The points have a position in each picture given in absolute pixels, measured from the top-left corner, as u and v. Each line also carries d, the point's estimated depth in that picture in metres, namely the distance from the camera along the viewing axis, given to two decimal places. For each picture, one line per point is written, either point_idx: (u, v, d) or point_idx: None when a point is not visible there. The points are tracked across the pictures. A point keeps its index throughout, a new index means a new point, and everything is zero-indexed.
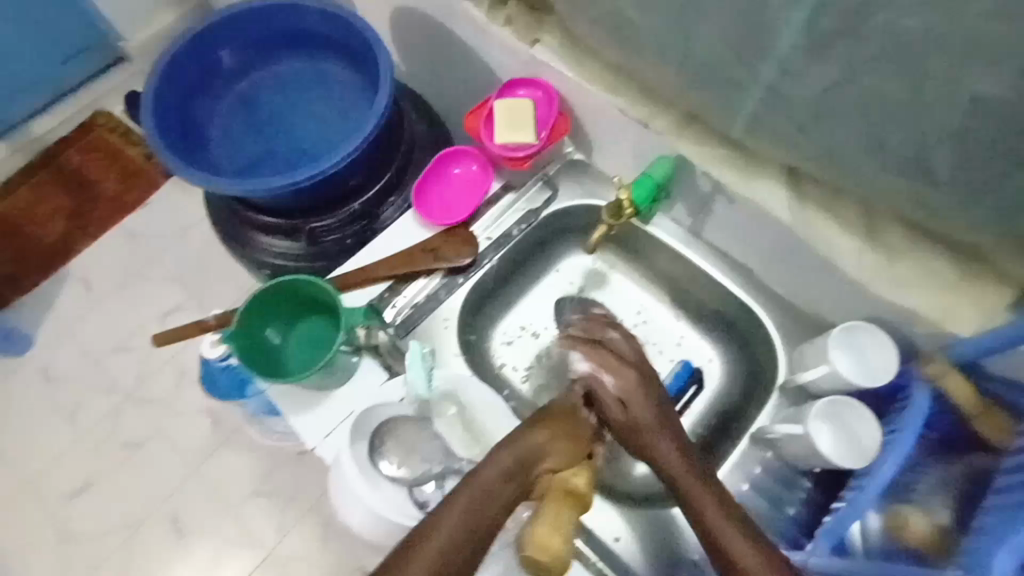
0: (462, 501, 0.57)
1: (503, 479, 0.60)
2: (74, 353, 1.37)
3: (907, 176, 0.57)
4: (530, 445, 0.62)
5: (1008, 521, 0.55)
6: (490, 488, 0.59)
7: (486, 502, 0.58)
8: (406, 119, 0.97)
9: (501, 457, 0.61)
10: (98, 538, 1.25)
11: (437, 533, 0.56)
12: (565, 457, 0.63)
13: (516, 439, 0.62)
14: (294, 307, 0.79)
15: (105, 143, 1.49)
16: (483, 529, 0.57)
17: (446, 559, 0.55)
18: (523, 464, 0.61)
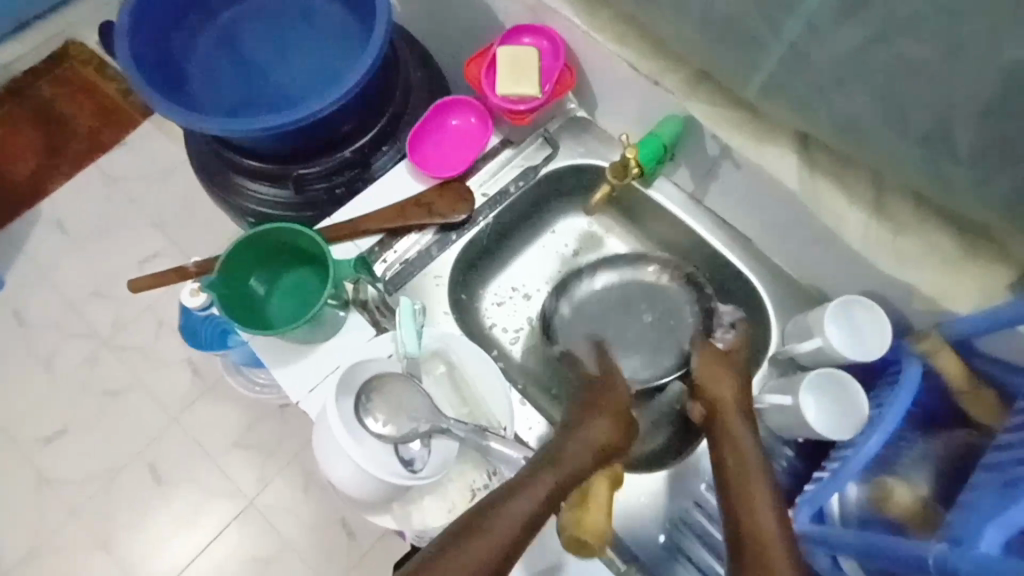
0: (537, 489, 0.58)
1: (583, 470, 0.61)
2: (49, 296, 1.32)
3: (927, 148, 0.54)
4: (606, 430, 0.64)
5: (998, 492, 0.50)
6: (567, 475, 0.60)
7: (563, 483, 0.59)
8: (403, 63, 0.91)
9: (581, 451, 0.61)
10: (76, 484, 1.23)
11: (501, 518, 0.55)
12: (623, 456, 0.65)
13: (588, 424, 0.64)
14: (278, 258, 0.76)
15: (78, 77, 1.43)
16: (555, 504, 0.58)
17: (501, 544, 0.54)
18: (601, 451, 0.62)
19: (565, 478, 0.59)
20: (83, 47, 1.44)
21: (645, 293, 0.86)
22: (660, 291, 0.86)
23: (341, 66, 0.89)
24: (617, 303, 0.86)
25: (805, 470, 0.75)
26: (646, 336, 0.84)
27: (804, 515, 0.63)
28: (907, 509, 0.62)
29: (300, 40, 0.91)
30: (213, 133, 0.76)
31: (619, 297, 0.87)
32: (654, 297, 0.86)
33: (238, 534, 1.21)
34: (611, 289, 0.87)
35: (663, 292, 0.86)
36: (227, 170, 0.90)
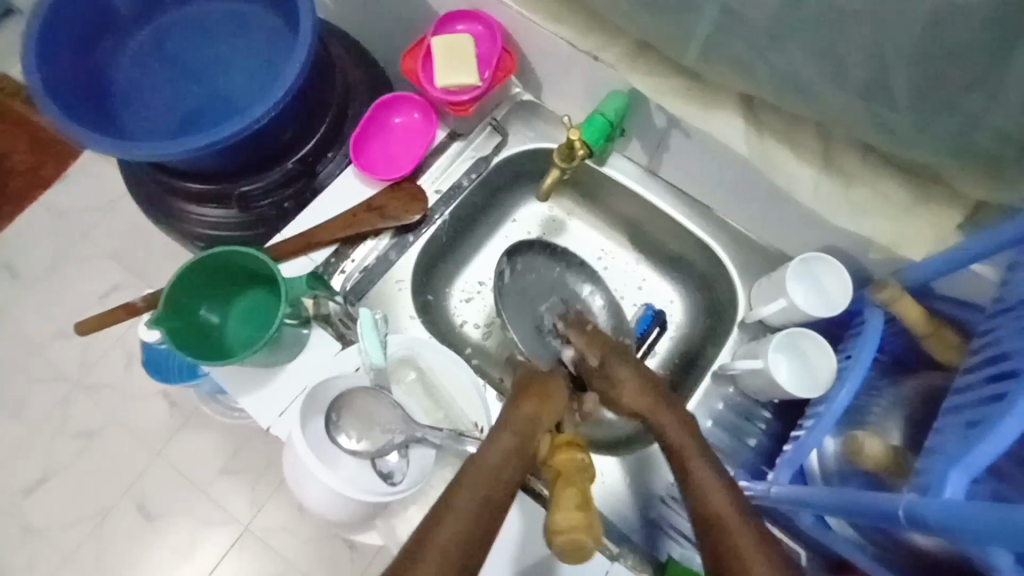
0: (471, 484, 0.55)
1: (506, 456, 0.58)
2: (7, 344, 1.27)
3: (867, 98, 0.54)
4: (522, 419, 0.62)
5: (959, 436, 0.51)
6: (495, 467, 0.57)
7: (495, 475, 0.57)
8: (337, 64, 0.88)
9: (502, 438, 0.59)
10: (63, 531, 1.20)
11: (445, 524, 0.52)
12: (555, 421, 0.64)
13: (505, 416, 0.62)
14: (227, 283, 0.74)
15: (7, 111, 1.35)
16: (497, 497, 0.55)
17: (454, 553, 0.51)
18: (522, 439, 0.60)
19: (496, 470, 0.57)
20: (7, 78, 1.36)
21: (554, 291, 0.86)
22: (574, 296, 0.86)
23: (273, 75, 0.86)
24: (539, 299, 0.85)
25: (783, 430, 0.76)
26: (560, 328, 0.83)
27: (784, 476, 0.65)
28: (877, 457, 0.61)
29: (227, 51, 0.87)
30: (143, 160, 0.72)
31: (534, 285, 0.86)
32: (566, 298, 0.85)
33: (237, 561, 1.20)
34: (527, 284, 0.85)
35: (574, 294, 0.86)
36: (167, 196, 0.86)
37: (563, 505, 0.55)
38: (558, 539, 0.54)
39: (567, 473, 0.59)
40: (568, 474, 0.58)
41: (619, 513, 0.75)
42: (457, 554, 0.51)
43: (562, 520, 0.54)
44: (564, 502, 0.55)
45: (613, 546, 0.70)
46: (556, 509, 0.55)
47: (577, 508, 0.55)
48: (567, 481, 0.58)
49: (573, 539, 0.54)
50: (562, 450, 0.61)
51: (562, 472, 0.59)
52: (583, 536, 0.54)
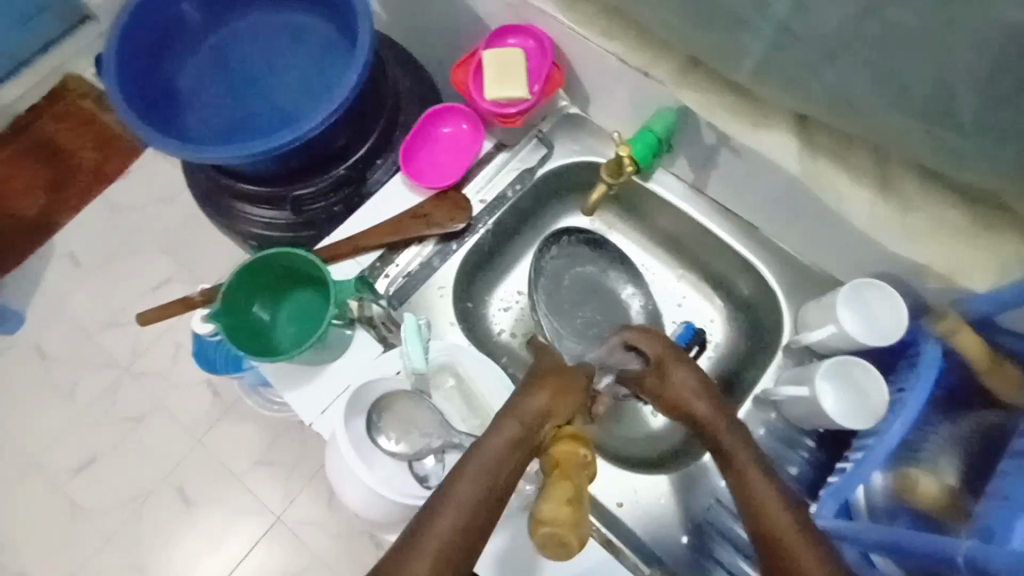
0: (472, 475, 0.52)
1: (510, 448, 0.54)
2: (67, 329, 1.35)
3: (929, 120, 0.52)
4: (532, 409, 0.57)
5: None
6: (495, 459, 0.53)
7: (496, 467, 0.53)
8: (390, 74, 0.90)
9: (506, 425, 0.55)
10: (107, 510, 1.26)
11: (443, 516, 0.50)
12: (567, 412, 0.59)
13: (514, 402, 0.57)
14: (280, 283, 0.77)
15: (78, 110, 1.44)
16: (496, 493, 0.52)
17: (451, 549, 0.49)
18: (529, 427, 0.56)
19: (498, 460, 0.53)
20: (81, 80, 1.45)
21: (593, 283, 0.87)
22: (612, 298, 0.87)
23: (329, 84, 0.89)
24: (573, 297, 0.86)
25: (828, 459, 0.74)
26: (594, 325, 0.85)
27: (827, 510, 0.63)
28: (933, 498, 0.60)
29: (286, 61, 0.90)
30: (206, 162, 0.76)
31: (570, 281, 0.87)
32: (604, 300, 0.87)
33: (267, 550, 1.23)
34: (558, 277, 0.86)
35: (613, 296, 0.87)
36: (224, 196, 0.90)
37: (552, 497, 0.50)
38: (541, 531, 0.49)
39: (566, 470, 0.54)
40: (565, 467, 0.54)
41: (653, 535, 0.73)
42: (453, 554, 0.49)
43: (548, 511, 0.50)
44: (556, 494, 0.51)
45: (643, 564, 0.71)
46: (544, 499, 0.51)
47: (567, 502, 0.50)
48: (562, 475, 0.54)
49: (558, 535, 0.50)
50: (564, 443, 0.56)
51: (560, 463, 0.55)
52: (569, 533, 0.49)
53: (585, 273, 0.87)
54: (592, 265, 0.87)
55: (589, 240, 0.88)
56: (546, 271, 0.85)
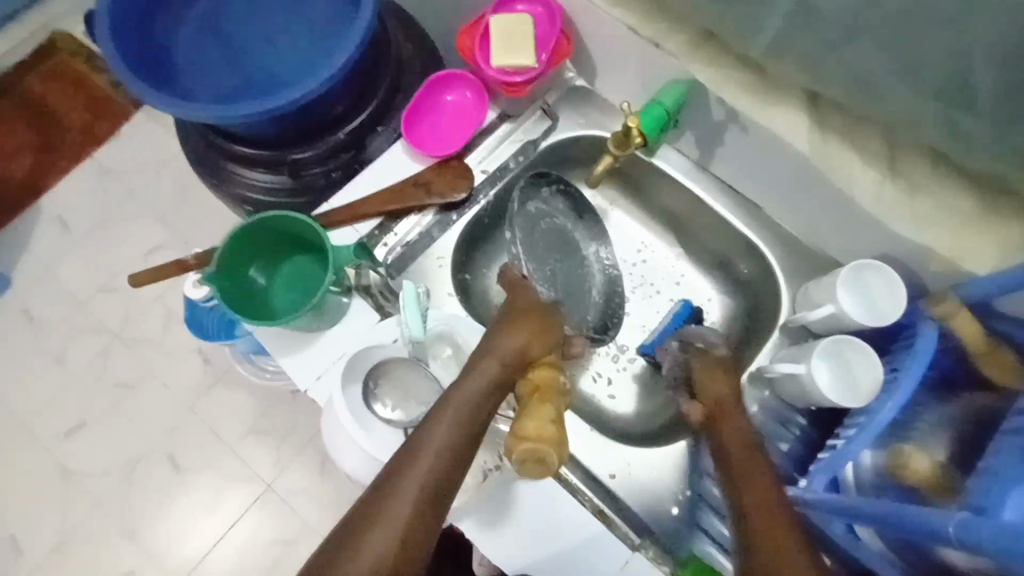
0: (450, 414, 0.57)
1: (486, 390, 0.60)
2: (57, 293, 1.33)
3: (943, 101, 0.52)
4: (511, 347, 0.62)
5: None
6: (474, 403, 0.58)
7: (475, 408, 0.58)
8: (393, 38, 0.88)
9: (487, 366, 0.61)
10: (97, 475, 1.25)
11: (422, 459, 0.54)
12: (541, 351, 0.64)
13: (492, 345, 0.63)
14: (275, 248, 0.75)
15: (67, 68, 1.40)
16: (473, 432, 0.57)
17: (429, 484, 0.53)
18: (507, 367, 0.61)
19: (479, 399, 0.58)
20: (70, 37, 1.41)
21: (566, 235, 0.87)
22: (576, 252, 0.87)
23: (328, 46, 0.87)
24: (545, 245, 0.85)
25: (819, 439, 0.75)
26: (560, 276, 0.85)
27: (817, 483, 0.64)
28: (923, 472, 0.61)
29: (284, 22, 0.88)
30: (203, 122, 0.74)
31: (544, 226, 0.86)
32: (570, 255, 0.87)
33: (257, 519, 1.23)
34: (535, 223, 0.85)
35: (581, 252, 0.88)
36: (219, 158, 0.88)
37: (536, 417, 0.59)
38: (523, 446, 0.57)
39: (545, 393, 0.61)
40: (545, 390, 0.62)
41: (642, 507, 0.74)
42: (433, 491, 0.53)
43: (534, 428, 0.58)
44: (539, 415, 0.59)
45: (635, 536, 0.71)
46: (529, 418, 0.59)
47: (550, 422, 0.59)
48: (543, 396, 0.61)
49: (539, 449, 0.57)
50: (541, 368, 0.63)
51: (539, 387, 0.62)
52: (549, 449, 0.58)
53: (554, 225, 0.87)
54: (562, 217, 0.87)
55: (564, 193, 0.88)
56: (524, 213, 0.84)
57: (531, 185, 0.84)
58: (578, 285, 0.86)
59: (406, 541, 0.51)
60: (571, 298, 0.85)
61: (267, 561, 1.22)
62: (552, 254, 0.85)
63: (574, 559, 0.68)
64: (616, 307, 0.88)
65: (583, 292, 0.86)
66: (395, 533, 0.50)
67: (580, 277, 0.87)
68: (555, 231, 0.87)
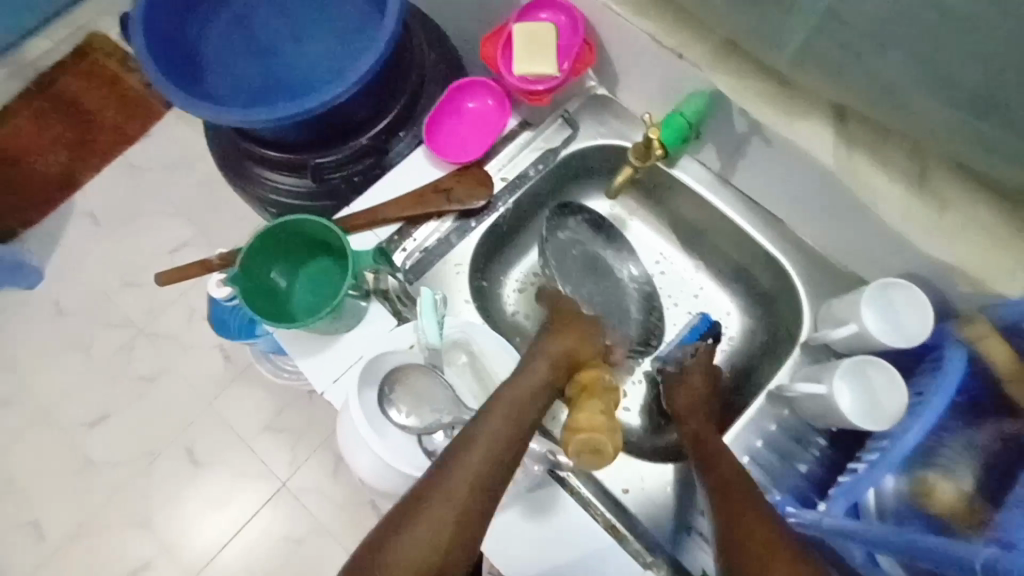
0: (504, 408, 0.60)
1: (536, 389, 0.63)
2: (86, 286, 1.36)
3: (976, 116, 0.50)
4: (558, 351, 0.68)
5: None
6: (524, 400, 0.62)
7: (525, 406, 0.61)
8: (417, 45, 0.89)
9: (536, 369, 0.65)
10: (118, 465, 1.28)
11: (477, 446, 0.56)
12: (588, 354, 0.70)
13: (539, 349, 0.68)
14: (297, 250, 0.76)
15: (100, 67, 1.43)
16: (525, 426, 0.60)
17: (482, 473, 0.55)
18: (556, 369, 0.66)
19: (529, 394, 0.62)
20: (105, 38, 1.44)
21: (599, 262, 0.89)
22: (611, 274, 0.89)
23: (353, 51, 0.88)
24: (577, 271, 0.87)
25: (840, 460, 0.73)
26: (598, 298, 0.86)
27: (838, 507, 0.64)
28: (948, 503, 0.59)
29: (311, 28, 0.89)
30: (231, 125, 0.76)
31: (577, 252, 0.88)
32: (605, 277, 0.88)
33: (270, 515, 1.25)
34: (566, 251, 0.87)
35: (615, 274, 0.89)
36: (245, 159, 0.90)
37: (587, 408, 0.62)
38: (577, 437, 0.60)
39: (593, 390, 0.66)
40: (592, 387, 0.66)
41: (655, 524, 0.73)
42: (488, 477, 0.55)
43: (585, 419, 0.61)
44: (588, 408, 0.63)
45: (647, 553, 0.70)
46: (580, 412, 0.62)
47: (600, 412, 0.62)
48: (591, 393, 0.65)
49: (594, 437, 0.60)
50: (587, 369, 0.68)
51: (586, 386, 0.67)
52: (602, 438, 0.60)
53: (586, 252, 0.89)
54: (592, 244, 0.89)
55: (592, 223, 0.89)
56: (554, 242, 0.86)
57: (559, 216, 0.87)
58: (617, 303, 0.87)
59: (462, 520, 0.52)
60: (611, 316, 0.86)
61: (279, 557, 1.23)
62: (590, 277, 0.88)
63: (577, 568, 0.68)
64: (656, 321, 0.88)
65: (622, 312, 0.87)
66: (453, 511, 0.52)
67: (617, 297, 0.88)
68: (588, 257, 0.88)
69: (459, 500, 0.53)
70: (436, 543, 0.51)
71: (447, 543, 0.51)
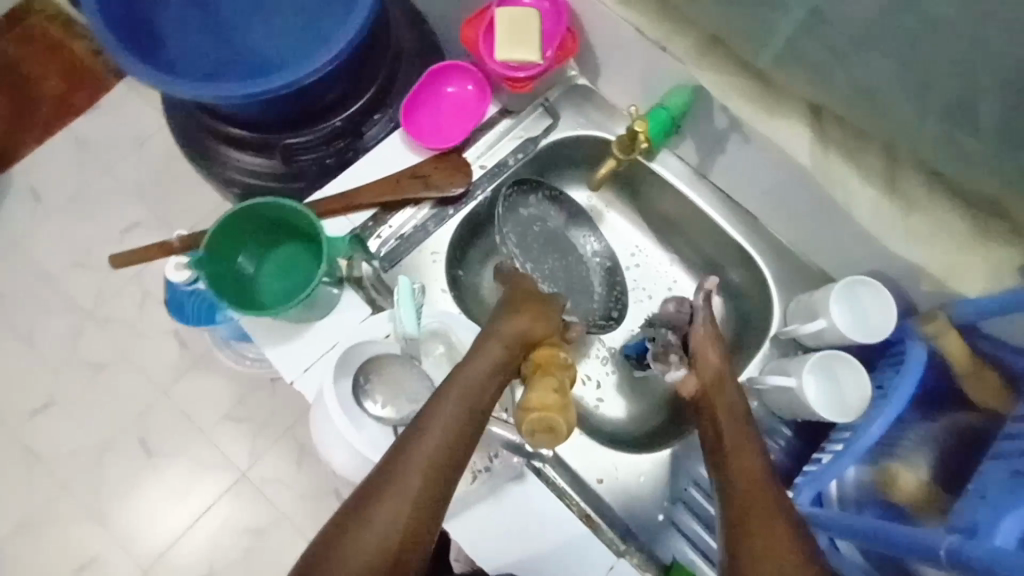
0: (458, 391, 0.59)
1: (491, 371, 0.62)
2: (27, 267, 1.28)
3: (948, 121, 0.52)
4: (516, 330, 0.65)
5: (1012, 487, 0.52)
6: (480, 381, 0.61)
7: (482, 388, 0.60)
8: (393, 27, 0.86)
9: (491, 349, 0.63)
10: (63, 457, 1.21)
11: (431, 433, 0.56)
12: (544, 331, 0.67)
13: (496, 327, 0.66)
14: (266, 235, 0.73)
15: (44, 34, 1.36)
16: (480, 408, 0.59)
17: (435, 465, 0.55)
18: (510, 350, 0.64)
19: (483, 379, 0.61)
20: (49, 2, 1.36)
21: (560, 239, 0.88)
22: (572, 249, 0.88)
23: (326, 30, 0.84)
24: (539, 247, 0.86)
25: (804, 449, 0.76)
26: (560, 274, 0.86)
27: (804, 498, 0.65)
28: (911, 493, 0.62)
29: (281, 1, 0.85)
30: (193, 99, 0.71)
31: (541, 232, 0.87)
32: (567, 253, 0.88)
33: (230, 506, 1.21)
34: (528, 227, 0.86)
35: (577, 250, 0.88)
36: (208, 138, 0.85)
37: (540, 389, 0.60)
38: (531, 415, 0.59)
39: (548, 368, 0.64)
40: (548, 365, 0.64)
41: (628, 512, 0.74)
42: (442, 465, 0.55)
43: (538, 398, 0.59)
44: (543, 386, 0.61)
45: (620, 541, 0.70)
46: (533, 390, 0.61)
47: (553, 391, 0.60)
48: (545, 371, 0.63)
49: (547, 417, 0.58)
50: (543, 347, 0.66)
51: (541, 364, 0.64)
52: (556, 416, 0.59)
53: (548, 228, 0.88)
54: (553, 221, 0.88)
55: (553, 199, 0.87)
56: (514, 218, 0.84)
57: (519, 194, 0.84)
58: (579, 279, 0.87)
59: (417, 513, 0.54)
60: (574, 292, 0.86)
61: (238, 550, 1.19)
62: (551, 253, 0.87)
63: (554, 559, 0.68)
64: (619, 295, 0.88)
65: (583, 290, 0.87)
66: (405, 505, 0.53)
67: (579, 272, 0.88)
68: (550, 236, 0.87)
69: (412, 495, 0.54)
70: (392, 536, 0.52)
71: (401, 538, 0.53)
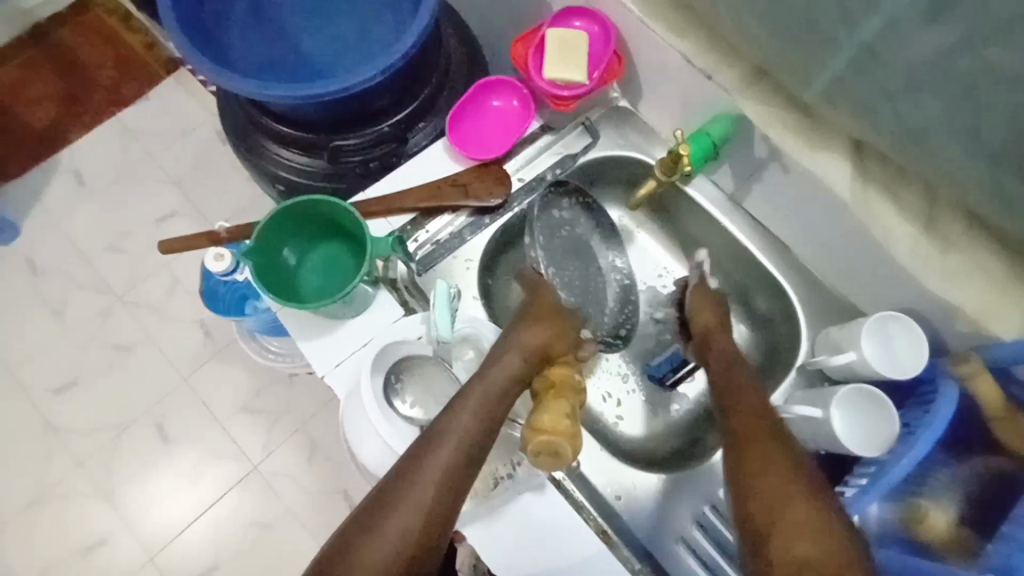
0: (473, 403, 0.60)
1: (509, 383, 0.63)
2: (65, 247, 1.32)
3: (995, 164, 0.52)
4: (536, 343, 0.67)
5: None
6: (498, 392, 0.62)
7: (498, 399, 0.62)
8: (445, 40, 0.89)
9: (509, 361, 0.65)
10: (82, 434, 1.24)
11: (447, 442, 0.57)
12: (562, 347, 0.69)
13: (514, 338, 0.67)
14: (309, 232, 0.75)
15: (102, 25, 1.42)
16: (495, 419, 0.61)
17: (450, 471, 0.56)
18: (529, 362, 0.65)
19: (501, 389, 0.62)
20: None
21: (584, 249, 0.86)
22: (593, 261, 0.86)
23: (381, 40, 0.87)
24: (563, 253, 0.84)
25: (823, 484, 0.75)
26: (577, 284, 0.84)
27: None
28: (940, 531, 0.63)
29: (341, 10, 0.88)
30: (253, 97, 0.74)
31: (568, 240, 0.84)
32: (588, 263, 0.86)
33: (239, 497, 1.22)
34: (556, 230, 0.83)
35: (598, 262, 0.87)
36: (259, 134, 0.88)
37: (551, 411, 0.61)
38: (536, 438, 0.60)
39: (560, 389, 0.65)
40: (560, 387, 0.65)
41: (643, 531, 0.74)
42: (457, 473, 0.56)
43: (548, 421, 0.60)
44: (554, 410, 0.61)
45: (636, 560, 0.71)
46: (544, 412, 0.61)
47: (564, 416, 0.61)
48: (559, 393, 0.64)
49: (553, 441, 0.59)
50: (558, 366, 0.68)
51: (556, 383, 0.66)
52: (563, 441, 0.60)
53: (575, 235, 0.85)
54: (581, 228, 0.86)
55: (584, 205, 0.85)
56: (545, 219, 0.82)
57: (553, 195, 0.83)
58: (594, 292, 0.86)
59: (430, 519, 0.54)
60: (589, 305, 0.85)
61: (243, 542, 1.20)
62: (571, 260, 0.85)
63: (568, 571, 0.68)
64: (630, 313, 0.88)
65: (597, 303, 0.85)
66: (420, 510, 0.54)
67: (596, 285, 0.86)
68: (575, 244, 0.85)
69: (427, 501, 0.54)
70: (406, 542, 0.52)
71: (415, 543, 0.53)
